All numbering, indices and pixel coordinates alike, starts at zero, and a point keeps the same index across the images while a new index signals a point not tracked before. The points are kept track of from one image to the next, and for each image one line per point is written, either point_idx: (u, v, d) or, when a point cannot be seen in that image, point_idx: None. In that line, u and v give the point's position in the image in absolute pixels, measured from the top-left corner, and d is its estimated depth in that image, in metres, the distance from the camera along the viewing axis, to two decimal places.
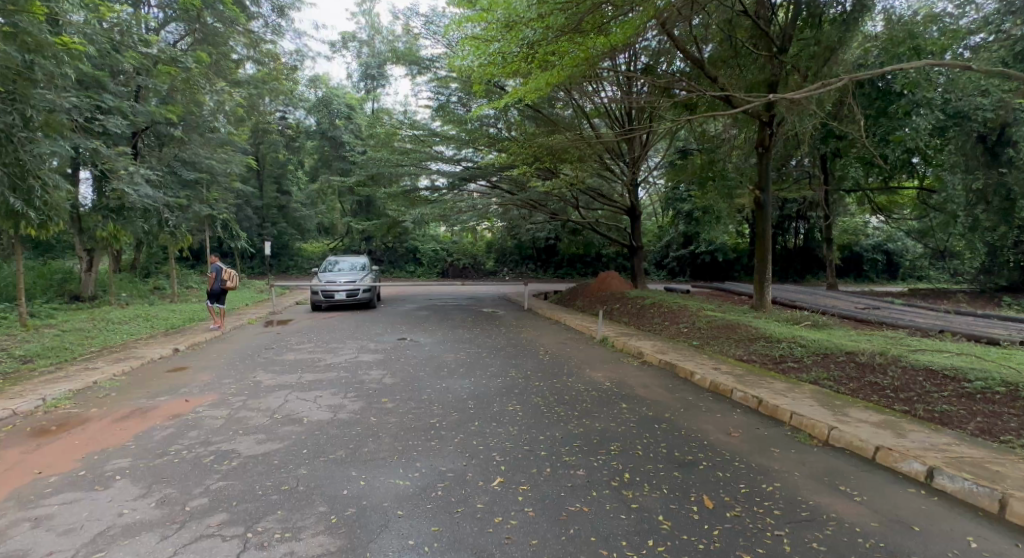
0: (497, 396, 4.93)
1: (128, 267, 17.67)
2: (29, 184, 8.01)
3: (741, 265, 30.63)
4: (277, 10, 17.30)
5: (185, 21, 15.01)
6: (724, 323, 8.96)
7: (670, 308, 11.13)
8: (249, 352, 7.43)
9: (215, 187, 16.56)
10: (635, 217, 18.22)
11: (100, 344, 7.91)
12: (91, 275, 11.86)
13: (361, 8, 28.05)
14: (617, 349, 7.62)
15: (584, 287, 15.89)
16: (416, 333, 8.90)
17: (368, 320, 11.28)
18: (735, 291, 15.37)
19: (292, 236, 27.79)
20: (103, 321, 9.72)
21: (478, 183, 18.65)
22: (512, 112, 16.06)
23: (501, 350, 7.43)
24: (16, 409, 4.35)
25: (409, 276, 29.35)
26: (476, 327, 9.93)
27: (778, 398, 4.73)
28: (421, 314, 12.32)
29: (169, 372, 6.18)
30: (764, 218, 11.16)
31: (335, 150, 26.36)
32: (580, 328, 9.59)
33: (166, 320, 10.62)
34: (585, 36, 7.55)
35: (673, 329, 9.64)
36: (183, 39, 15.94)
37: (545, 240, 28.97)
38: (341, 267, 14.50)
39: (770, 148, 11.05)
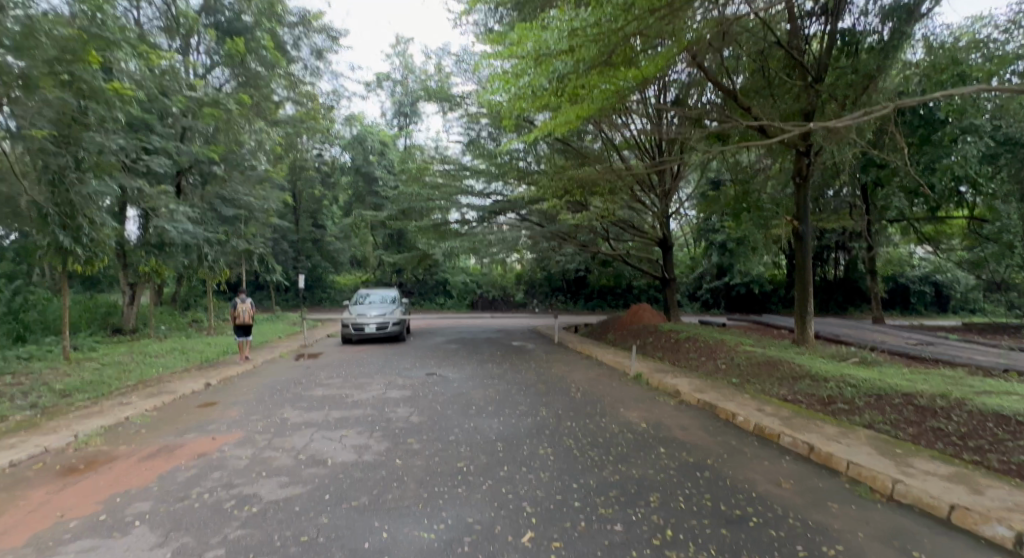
0: (527, 438, 4.72)
1: (169, 300, 18.24)
2: (79, 223, 8.48)
3: (778, 297, 29.80)
4: (315, 54, 18.09)
5: (231, 66, 15.87)
6: (765, 359, 8.56)
7: (707, 343, 10.75)
8: (279, 387, 7.42)
9: (253, 222, 17.10)
10: (667, 249, 17.93)
11: (137, 378, 8.05)
12: (133, 308, 12.24)
13: (395, 50, 29.18)
14: (652, 386, 7.32)
15: (616, 320, 15.58)
16: (444, 368, 8.79)
17: (397, 353, 11.26)
18: (774, 324, 14.82)
19: (325, 268, 28.38)
20: (141, 354, 9.94)
21: (509, 216, 18.77)
22: (541, 146, 16.23)
23: (531, 386, 7.23)
24: (47, 446, 4.38)
25: (438, 307, 29.50)
26: (505, 361, 9.76)
27: (832, 444, 4.38)
28: (449, 348, 12.23)
29: (200, 407, 6.20)
30: (805, 250, 10.75)
31: (368, 186, 27.09)
32: (613, 363, 9.31)
33: (201, 353, 10.81)
34: (615, 70, 7.51)
35: (710, 365, 9.26)
36: (228, 82, 16.81)
37: (575, 272, 28.77)
38: (371, 300, 14.62)
39: (808, 178, 10.75)
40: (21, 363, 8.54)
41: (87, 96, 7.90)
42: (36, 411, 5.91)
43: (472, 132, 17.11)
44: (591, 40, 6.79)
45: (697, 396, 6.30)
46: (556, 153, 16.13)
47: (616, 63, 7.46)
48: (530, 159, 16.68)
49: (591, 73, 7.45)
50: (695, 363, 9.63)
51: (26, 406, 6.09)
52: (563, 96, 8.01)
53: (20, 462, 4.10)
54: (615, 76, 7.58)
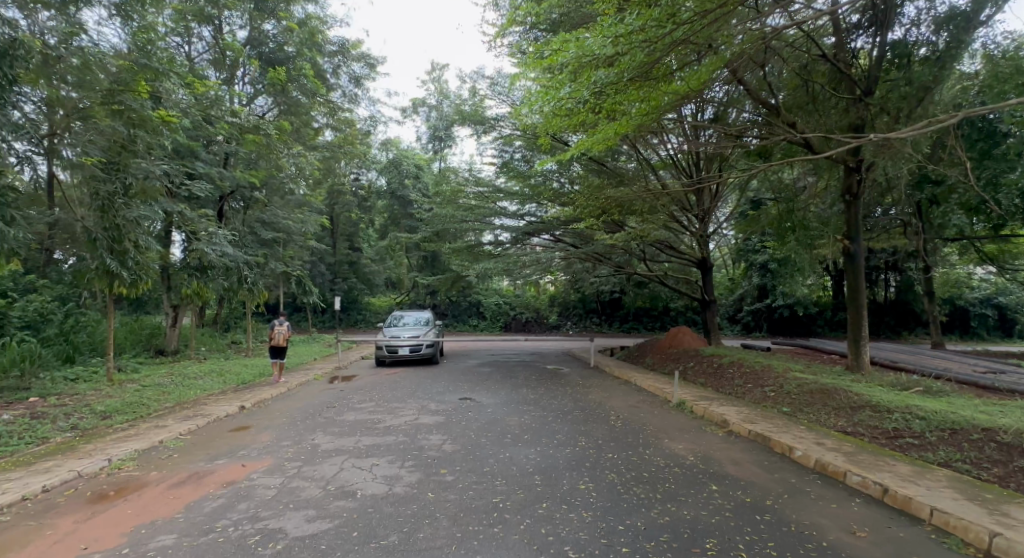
0: (567, 471, 4.43)
1: (211, 322, 18.71)
2: (125, 247, 8.62)
3: (825, 319, 28.66)
4: (353, 80, 18.58)
5: (273, 94, 16.44)
6: (818, 387, 8.03)
7: (753, 368, 10.22)
8: (312, 411, 7.34)
9: (292, 245, 17.46)
10: (706, 270, 17.40)
11: (175, 400, 8.12)
12: (175, 330, 12.53)
13: (431, 76, 29.84)
14: (697, 414, 6.93)
15: (653, 343, 15.10)
16: (477, 392, 8.57)
17: (430, 376, 11.11)
18: (823, 348, 14.06)
19: (361, 290, 28.75)
20: (180, 376, 10.08)
21: (543, 237, 18.65)
22: (574, 167, 16.17)
23: (568, 413, 6.93)
24: (81, 470, 4.35)
25: (472, 329, 29.40)
26: (540, 386, 9.47)
27: (908, 485, 3.92)
28: (483, 371, 12.03)
29: (233, 431, 6.14)
30: (857, 270, 10.16)
31: (403, 209, 27.48)
32: (653, 389, 8.92)
33: (238, 375, 10.91)
34: (656, 83, 7.29)
35: (758, 392, 8.76)
36: (270, 110, 17.39)
37: (610, 294, 28.28)
38: (405, 322, 14.60)
39: (859, 195, 10.22)
40: (67, 383, 8.75)
41: (137, 124, 8.22)
42: (76, 433, 5.95)
43: (506, 154, 17.15)
44: (628, 52, 6.59)
45: (748, 427, 5.88)
46: (590, 173, 15.99)
47: (657, 76, 7.24)
48: (564, 180, 16.61)
49: (630, 89, 7.23)
50: (741, 389, 9.13)
51: (67, 428, 6.16)
52: (601, 113, 7.83)
53: (53, 488, 4.06)
54: (657, 89, 7.34)
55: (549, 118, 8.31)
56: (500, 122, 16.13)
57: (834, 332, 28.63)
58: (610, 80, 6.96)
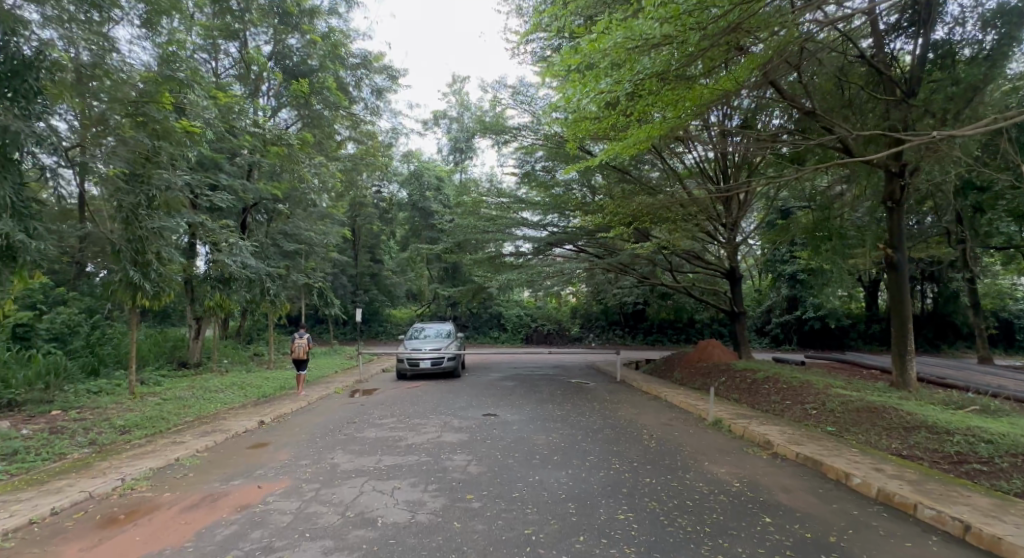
0: (602, 498, 4.09)
1: (234, 334, 18.78)
2: (148, 259, 8.63)
3: (858, 331, 27.71)
4: (375, 93, 18.67)
5: (296, 107, 16.56)
6: (865, 406, 7.53)
7: (790, 384, 9.72)
8: (332, 427, 7.12)
9: (314, 257, 17.48)
10: (735, 281, 16.88)
11: (195, 414, 8.00)
12: (198, 342, 12.52)
13: (452, 89, 30.00)
14: (736, 434, 6.51)
15: (681, 356, 14.62)
16: (501, 408, 8.27)
17: (452, 390, 10.86)
18: (862, 363, 13.42)
19: (382, 302, 28.74)
20: (201, 389, 9.98)
21: (566, 248, 18.37)
22: (597, 176, 15.96)
23: (597, 431, 6.58)
24: (92, 491, 4.16)
25: (493, 341, 29.11)
26: (566, 401, 9.13)
27: (991, 521, 3.48)
28: (506, 385, 11.72)
29: (251, 448, 5.95)
30: (902, 280, 9.62)
31: (424, 220, 27.51)
32: (685, 405, 8.50)
33: (260, 388, 10.80)
34: (691, 84, 7.00)
35: (798, 409, 8.28)
36: (293, 122, 17.52)
37: (633, 305, 27.77)
38: (427, 334, 14.40)
39: (902, 202, 9.71)
40: (89, 396, 8.70)
41: (162, 136, 8.23)
42: (93, 449, 5.82)
43: (528, 163, 16.96)
44: (662, 50, 6.31)
45: (795, 449, 5.47)
46: (614, 182, 15.70)
47: (693, 76, 6.96)
48: (587, 188, 16.34)
49: (662, 92, 6.95)
50: (779, 407, 8.65)
51: (85, 443, 6.03)
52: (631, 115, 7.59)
53: (62, 510, 3.87)
54: (692, 89, 7.03)
55: (577, 120, 8.08)
56: (521, 132, 15.96)
57: (868, 344, 27.62)
58: (643, 81, 6.68)
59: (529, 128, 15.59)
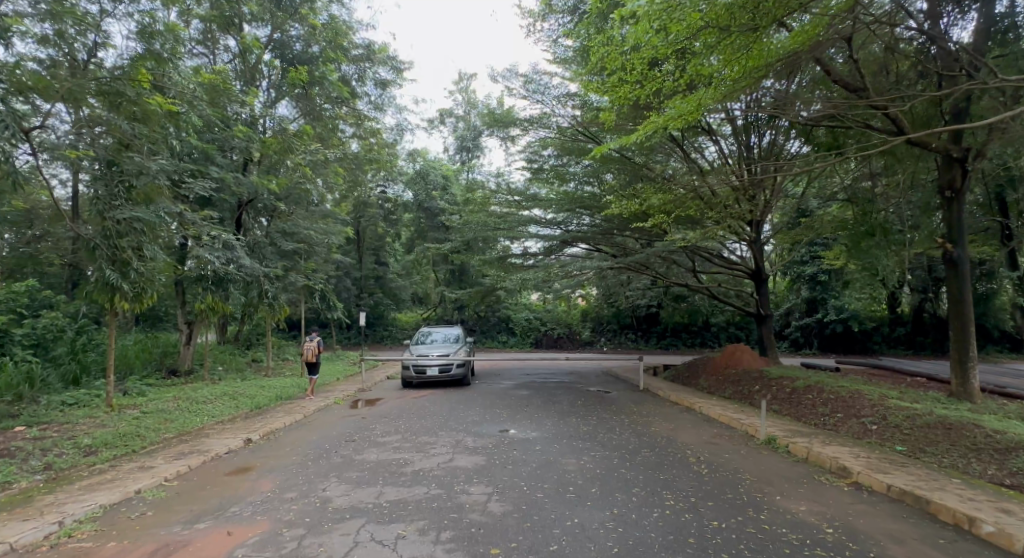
0: (664, 552, 3.17)
1: (232, 339, 17.96)
2: (126, 256, 7.68)
3: (881, 334, 26.73)
4: (379, 86, 17.87)
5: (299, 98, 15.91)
6: (938, 421, 6.54)
7: (837, 394, 8.75)
8: (327, 446, 6.20)
9: (315, 258, 16.68)
10: (759, 281, 15.92)
11: (176, 430, 7.12)
12: (189, 348, 11.67)
13: (458, 86, 29.25)
14: (798, 457, 5.54)
15: (706, 362, 13.65)
16: (518, 423, 7.37)
17: (461, 400, 9.99)
18: (904, 369, 12.43)
19: (388, 305, 27.91)
20: (188, 400, 9.10)
21: (577, 248, 17.48)
22: (606, 174, 15.29)
23: (634, 454, 5.63)
24: (13, 543, 3.29)
25: (501, 346, 28.18)
26: (590, 413, 8.21)
27: None
28: (520, 394, 10.82)
29: (230, 474, 5.06)
30: (962, 279, 8.66)
31: (430, 221, 26.72)
32: (725, 420, 7.54)
33: (253, 398, 9.94)
34: (754, 33, 5.53)
35: (854, 424, 7.31)
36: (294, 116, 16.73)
37: (646, 308, 26.82)
38: (434, 339, 13.53)
39: (962, 191, 8.76)
40: (62, 410, 7.85)
41: (140, 119, 7.40)
42: (45, 477, 4.92)
43: (535, 157, 16.01)
44: None
45: (882, 478, 4.48)
46: (630, 176, 14.83)
47: (760, 21, 5.45)
48: (593, 179, 15.56)
49: (724, 44, 5.66)
50: (831, 421, 7.67)
51: (38, 469, 5.15)
52: (681, 78, 6.34)
53: None
54: (757, 37, 5.58)
55: (614, 83, 6.68)
56: (533, 123, 14.96)
57: (892, 348, 26.53)
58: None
59: (538, 122, 14.91)
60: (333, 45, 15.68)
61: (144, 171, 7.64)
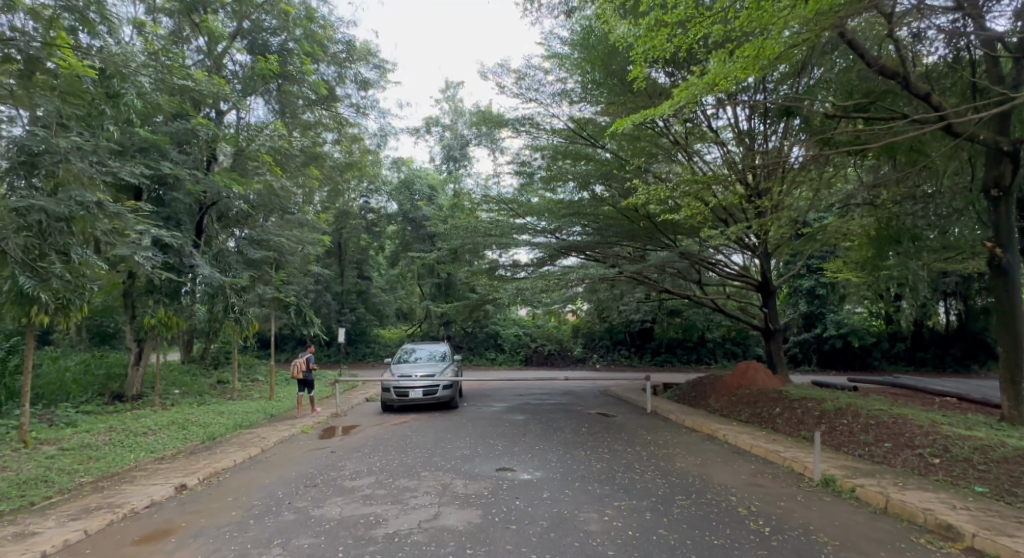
0: None
1: (196, 358, 16.43)
2: (50, 263, 6.30)
3: (880, 349, 26.01)
4: (360, 88, 16.93)
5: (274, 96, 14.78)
6: (1020, 455, 5.47)
7: (876, 419, 7.70)
8: (281, 494, 4.92)
9: (288, 269, 15.38)
10: (766, 294, 14.96)
11: (98, 471, 5.78)
12: (138, 370, 10.26)
13: (445, 95, 28.45)
14: (874, 507, 4.39)
15: (714, 382, 12.57)
16: (516, 459, 6.18)
17: (448, 427, 8.74)
18: (929, 388, 11.49)
19: (370, 321, 26.55)
20: (125, 431, 7.71)
21: (570, 259, 16.39)
22: (595, 184, 14.38)
23: (669, 506, 4.44)
24: None
25: (489, 363, 26.81)
26: (599, 445, 7.02)
27: None
28: (515, 419, 9.62)
29: (139, 543, 3.77)
30: (1013, 287, 7.72)
31: (415, 232, 25.58)
32: (759, 453, 6.41)
33: (206, 427, 8.58)
34: None
35: (912, 456, 6.21)
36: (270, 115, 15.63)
37: (640, 323, 25.81)
38: (418, 357, 12.30)
39: (1011, 189, 7.85)
40: None
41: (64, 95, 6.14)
42: None
43: (528, 161, 15.07)
44: None
45: (1014, 545, 3.35)
46: (626, 181, 13.90)
47: None
48: (584, 190, 14.57)
49: None
50: (880, 453, 6.58)
51: None
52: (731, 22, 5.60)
53: None
54: None
55: (650, 25, 6.08)
56: (529, 122, 13.98)
57: (893, 364, 25.76)
58: None
59: (530, 124, 13.98)
60: (311, 41, 14.70)
61: (54, 152, 6.14)
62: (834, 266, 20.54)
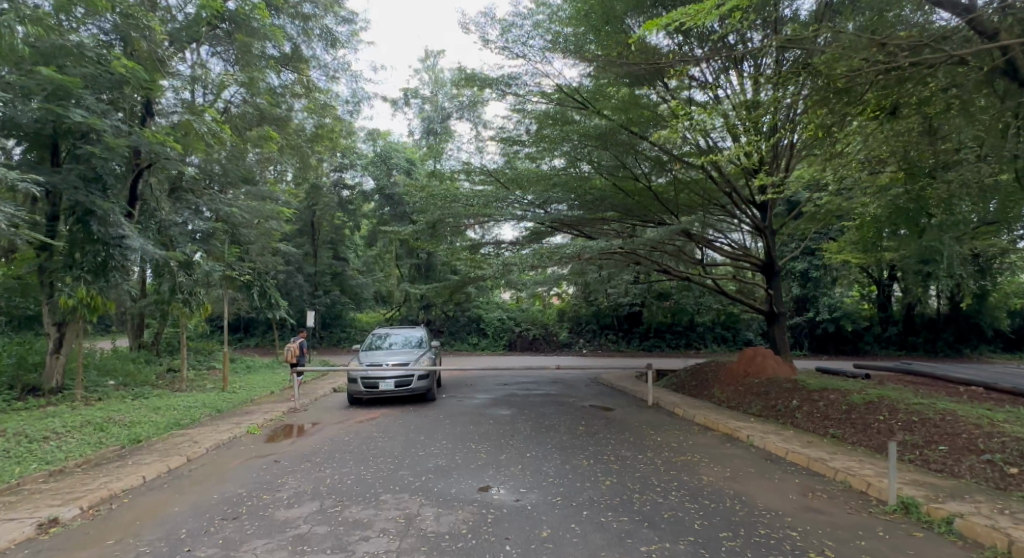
0: None
1: (145, 345, 14.84)
2: None
3: (871, 333, 25.42)
4: (328, 46, 15.49)
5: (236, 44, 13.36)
6: None
7: (919, 416, 6.64)
8: (185, 534, 3.61)
9: (246, 246, 13.86)
10: (769, 275, 13.87)
11: None
12: (58, 360, 8.83)
13: (424, 64, 26.78)
14: (993, 550, 3.23)
15: (717, 370, 11.52)
16: (503, 474, 4.95)
17: (422, 426, 7.48)
18: (949, 377, 10.59)
19: (345, 304, 25.07)
20: (22, 435, 6.29)
21: (557, 236, 15.16)
22: (584, 163, 13.20)
23: (716, 550, 3.24)
24: None
25: (471, 348, 25.55)
26: (603, 450, 5.83)
27: None
28: (499, 414, 8.41)
29: None
30: None
31: (393, 209, 24.11)
32: (799, 462, 5.29)
33: (131, 428, 7.17)
34: None
35: (984, 464, 5.11)
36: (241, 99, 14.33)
37: (629, 307, 24.80)
38: (391, 343, 11.01)
39: None
40: None
41: None
42: None
43: (512, 129, 13.81)
44: None
45: None
46: (621, 155, 12.61)
47: None
48: (568, 165, 13.33)
49: None
50: (938, 459, 5.50)
51: None
52: None
53: None
54: None
55: None
56: (514, 82, 12.67)
57: (885, 349, 25.11)
58: None
59: (518, 82, 12.66)
60: None
61: None
62: (832, 247, 19.69)
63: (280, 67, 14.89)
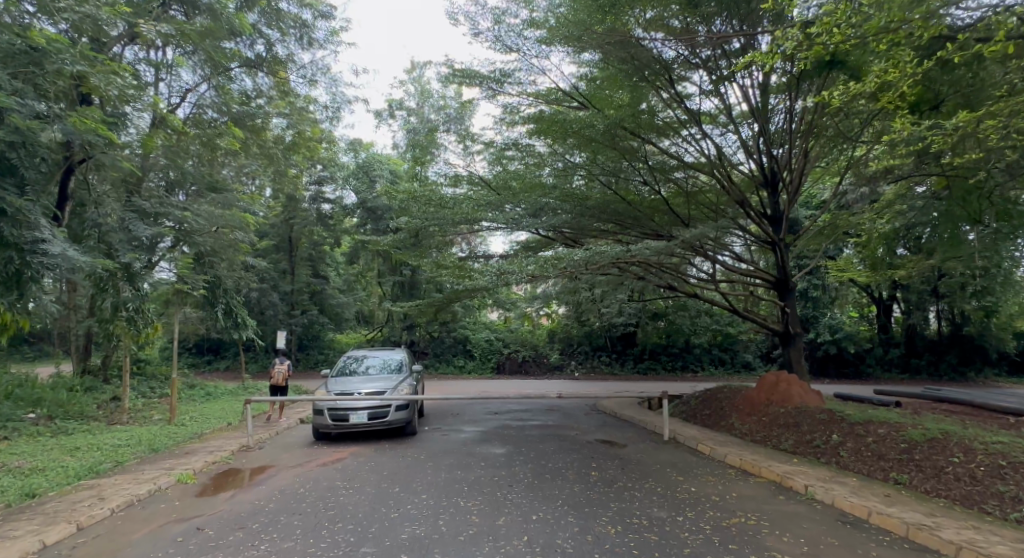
0: None
1: (90, 370, 13.22)
2: None
3: (873, 355, 24.46)
4: (305, 46, 14.34)
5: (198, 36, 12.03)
6: None
7: (1006, 457, 5.45)
8: None
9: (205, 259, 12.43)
10: (783, 290, 12.63)
11: None
12: None
13: (410, 76, 25.85)
14: None
15: (733, 398, 10.29)
16: (501, 553, 3.59)
17: (397, 471, 6.11)
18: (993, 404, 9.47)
19: (323, 325, 23.54)
20: None
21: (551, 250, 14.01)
22: (577, 177, 12.00)
23: None
24: None
25: (457, 371, 24.04)
26: (629, 511, 4.49)
27: None
28: (492, 453, 7.07)
29: None
30: None
31: (375, 224, 22.82)
32: (890, 527, 4.03)
33: (28, 478, 5.69)
34: None
35: None
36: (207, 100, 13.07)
37: (623, 327, 23.62)
38: (368, 368, 9.60)
39: None
40: None
41: None
42: None
43: (501, 136, 12.74)
44: None
45: None
46: (616, 165, 11.42)
47: None
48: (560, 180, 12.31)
49: None
50: None
51: None
52: None
53: None
54: None
55: None
56: (506, 80, 11.60)
57: (887, 372, 24.12)
58: None
59: (511, 81, 11.56)
60: None
61: None
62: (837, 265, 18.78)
63: (252, 67, 13.68)
